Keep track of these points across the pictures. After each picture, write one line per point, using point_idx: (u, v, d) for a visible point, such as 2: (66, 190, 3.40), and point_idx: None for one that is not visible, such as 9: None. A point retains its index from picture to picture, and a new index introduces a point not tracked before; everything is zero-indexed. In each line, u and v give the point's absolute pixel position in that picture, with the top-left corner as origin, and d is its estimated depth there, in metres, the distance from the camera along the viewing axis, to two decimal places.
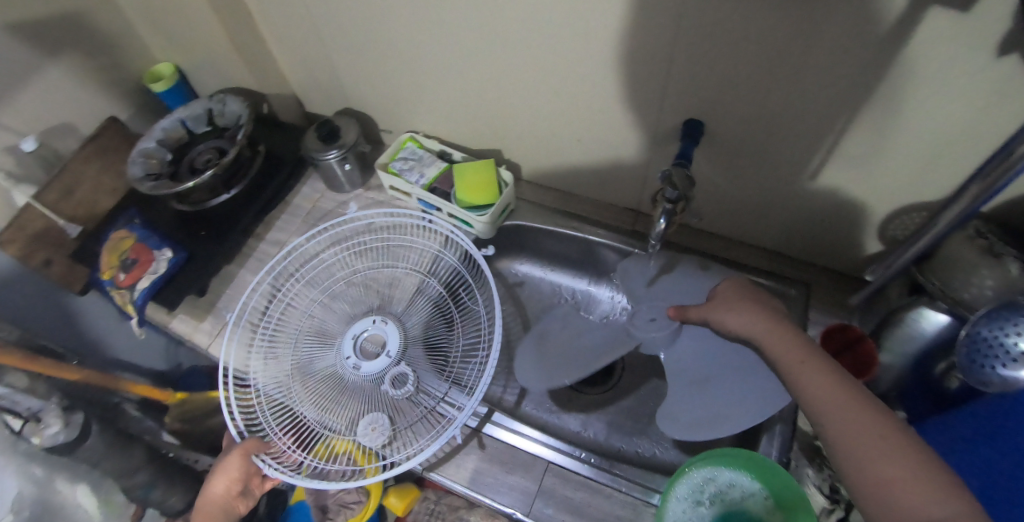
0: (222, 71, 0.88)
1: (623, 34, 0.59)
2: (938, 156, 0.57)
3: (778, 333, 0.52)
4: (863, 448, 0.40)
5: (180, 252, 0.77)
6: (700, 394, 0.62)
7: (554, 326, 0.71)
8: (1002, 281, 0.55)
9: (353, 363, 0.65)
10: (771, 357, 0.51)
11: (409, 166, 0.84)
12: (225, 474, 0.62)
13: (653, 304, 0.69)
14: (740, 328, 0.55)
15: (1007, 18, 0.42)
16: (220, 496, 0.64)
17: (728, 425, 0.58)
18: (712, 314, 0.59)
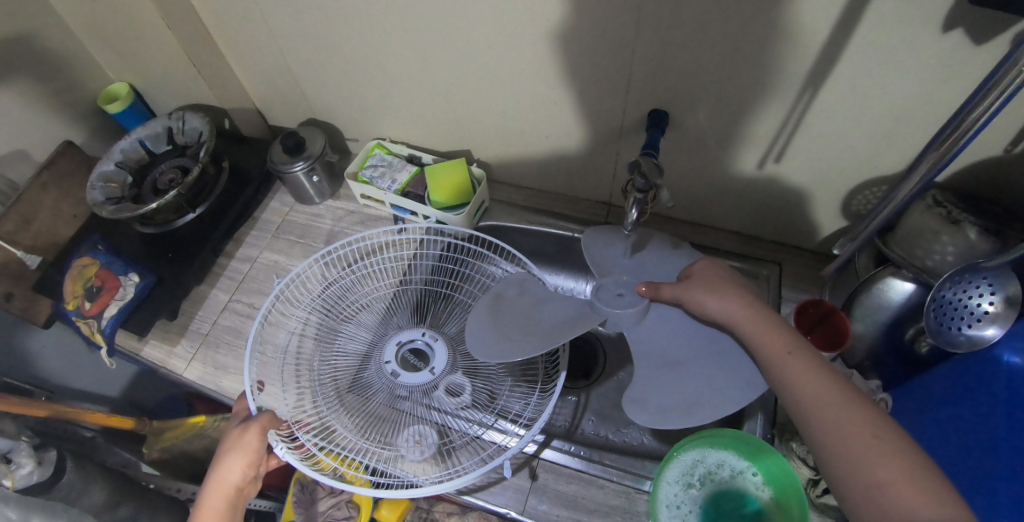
0: (181, 86, 0.89)
1: (570, 26, 0.60)
2: (897, 127, 0.59)
3: (759, 319, 0.51)
4: (856, 450, 0.41)
5: (147, 276, 0.75)
6: (672, 376, 0.52)
7: (508, 294, 0.62)
8: (963, 247, 0.57)
9: (393, 369, 0.62)
10: (753, 345, 0.50)
11: (380, 173, 0.82)
12: (244, 453, 0.52)
13: (620, 279, 0.60)
14: (721, 309, 0.52)
15: None
16: (231, 486, 0.52)
17: (706, 412, 0.47)
18: (691, 291, 0.54)
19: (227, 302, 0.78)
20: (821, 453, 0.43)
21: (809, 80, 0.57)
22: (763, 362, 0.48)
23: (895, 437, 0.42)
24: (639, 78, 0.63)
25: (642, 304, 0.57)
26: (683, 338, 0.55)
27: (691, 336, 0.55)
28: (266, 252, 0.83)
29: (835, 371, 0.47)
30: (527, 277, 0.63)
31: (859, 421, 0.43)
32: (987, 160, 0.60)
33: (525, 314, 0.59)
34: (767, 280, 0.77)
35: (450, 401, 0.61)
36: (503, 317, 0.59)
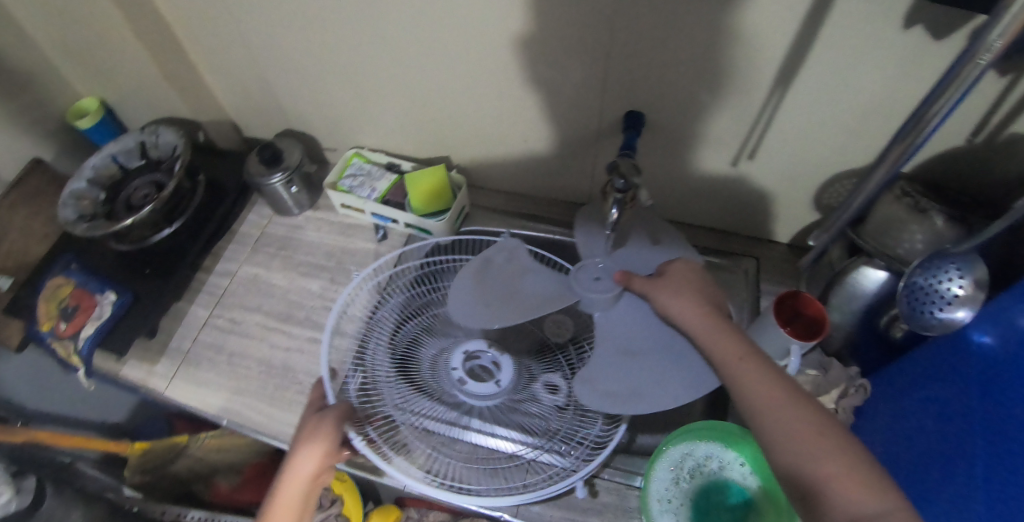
0: (153, 101, 0.87)
1: (546, 28, 0.60)
2: (863, 122, 0.61)
3: (713, 327, 0.51)
4: (802, 448, 0.41)
5: (124, 294, 0.74)
6: (625, 365, 0.56)
7: (497, 260, 0.65)
8: (932, 235, 0.60)
9: (460, 377, 0.64)
10: (709, 347, 0.50)
11: (359, 183, 0.80)
12: (320, 440, 0.54)
13: (598, 264, 0.63)
14: (680, 315, 0.54)
15: None
16: (306, 477, 0.53)
17: (642, 403, 0.53)
18: (661, 292, 0.56)
19: (208, 317, 0.76)
20: (769, 448, 0.42)
21: (779, 79, 0.59)
22: (716, 365, 0.49)
23: (838, 433, 0.41)
24: (614, 81, 0.64)
25: (614, 291, 0.59)
26: (644, 329, 0.59)
27: (649, 328, 0.58)
28: (246, 266, 0.80)
29: (787, 376, 0.46)
30: (518, 245, 0.66)
31: (802, 419, 0.42)
32: (953, 149, 0.63)
33: (510, 282, 0.63)
34: (745, 274, 0.79)
35: (543, 396, 0.64)
36: (490, 286, 0.63)
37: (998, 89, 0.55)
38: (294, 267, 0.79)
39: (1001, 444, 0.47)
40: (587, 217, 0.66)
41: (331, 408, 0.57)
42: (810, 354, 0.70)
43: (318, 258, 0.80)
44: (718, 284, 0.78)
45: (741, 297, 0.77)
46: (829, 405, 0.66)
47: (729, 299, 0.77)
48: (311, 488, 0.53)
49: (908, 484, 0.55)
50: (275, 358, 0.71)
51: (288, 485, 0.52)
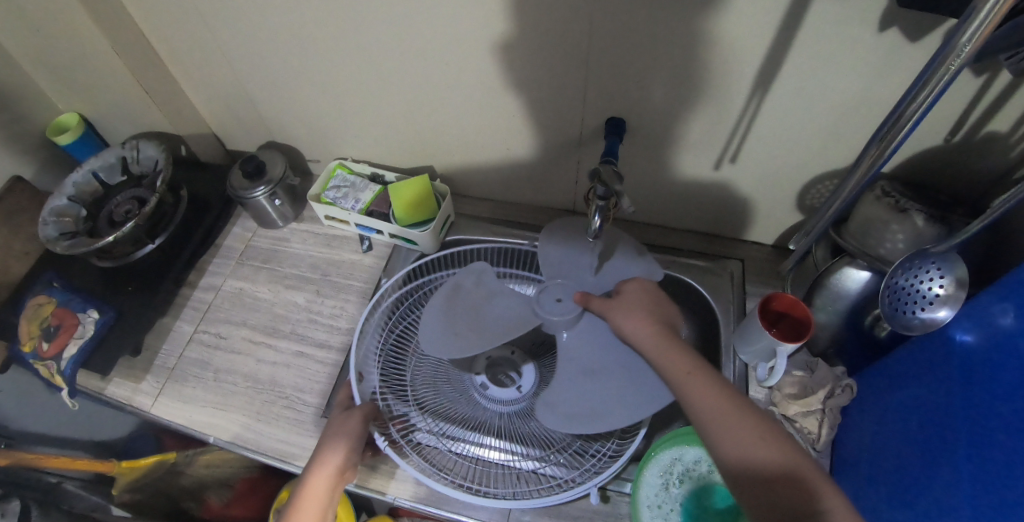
0: (134, 115, 0.87)
1: (525, 37, 0.60)
2: (842, 124, 0.62)
3: (663, 343, 0.53)
4: (756, 456, 0.43)
5: (107, 312, 0.73)
6: (588, 385, 0.57)
7: (465, 285, 0.65)
8: (911, 234, 0.60)
9: (483, 382, 0.68)
10: (659, 363, 0.51)
11: (343, 194, 0.79)
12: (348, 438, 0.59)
13: (558, 284, 0.63)
14: (633, 331, 0.55)
15: None
16: (332, 473, 0.56)
17: (599, 423, 0.53)
18: (617, 311, 0.57)
19: (193, 333, 0.75)
20: (723, 458, 0.44)
21: (758, 82, 0.59)
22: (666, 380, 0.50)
23: (784, 440, 0.44)
24: (595, 88, 0.64)
25: (575, 312, 0.59)
26: (604, 348, 0.59)
27: (609, 346, 0.59)
28: (230, 280, 0.80)
29: (733, 387, 0.48)
30: (485, 268, 0.66)
31: (750, 429, 0.44)
32: (932, 148, 0.63)
33: (476, 308, 0.64)
34: (731, 276, 0.78)
35: None
36: (457, 313, 0.63)
37: (973, 89, 0.55)
38: (279, 280, 0.79)
39: (982, 442, 0.46)
40: (569, 228, 0.67)
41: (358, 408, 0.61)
42: (797, 354, 0.72)
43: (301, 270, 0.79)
44: (703, 287, 0.78)
45: (727, 299, 0.77)
46: (816, 405, 0.66)
47: (714, 302, 0.76)
48: (337, 485, 0.56)
49: (896, 484, 0.55)
50: (262, 373, 0.71)
51: (317, 481, 0.55)
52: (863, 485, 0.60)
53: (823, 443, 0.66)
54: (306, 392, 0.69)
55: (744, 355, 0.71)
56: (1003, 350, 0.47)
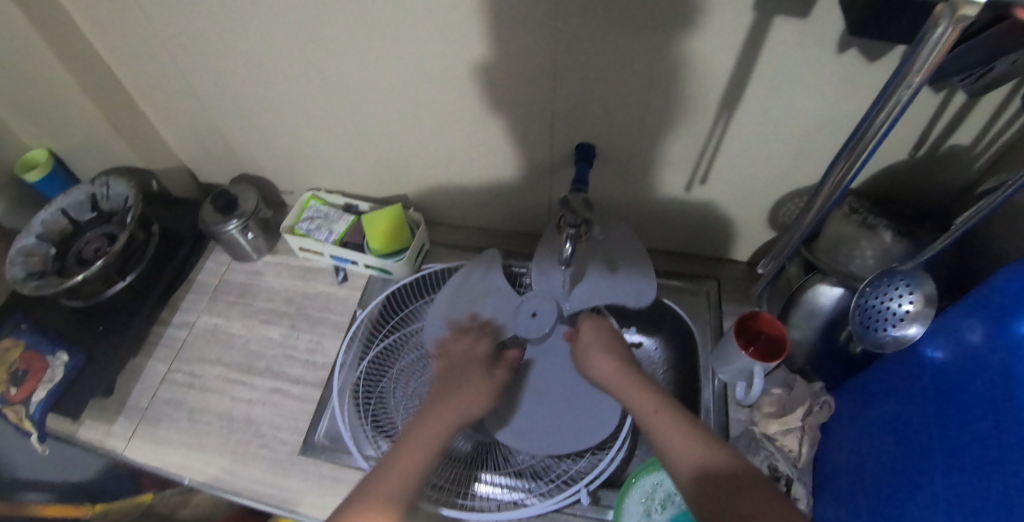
0: (102, 152, 0.85)
1: (493, 66, 0.61)
2: (807, 143, 0.63)
3: (632, 385, 0.58)
4: (721, 486, 0.45)
5: (76, 355, 0.71)
6: (538, 406, 0.65)
7: (472, 278, 0.71)
8: (881, 250, 0.61)
9: None
10: (630, 403, 0.56)
11: (316, 225, 0.78)
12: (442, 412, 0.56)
13: (540, 298, 0.67)
14: (605, 375, 0.61)
15: (839, 20, 0.48)
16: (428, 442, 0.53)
17: (535, 437, 0.63)
18: (587, 351, 0.63)
19: (166, 372, 0.74)
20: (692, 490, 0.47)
21: (723, 105, 0.60)
22: (640, 423, 0.54)
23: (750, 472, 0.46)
24: (563, 114, 0.65)
25: (541, 333, 0.65)
26: (557, 376, 0.66)
27: (564, 376, 0.66)
28: (204, 316, 0.79)
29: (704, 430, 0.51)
30: (494, 263, 0.71)
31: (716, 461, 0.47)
32: (898, 163, 0.64)
33: (473, 304, 0.69)
34: (707, 297, 0.80)
35: None
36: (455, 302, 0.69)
37: (931, 107, 0.56)
38: (255, 316, 0.78)
39: (959, 462, 0.46)
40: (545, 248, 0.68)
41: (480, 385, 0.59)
42: (775, 372, 0.72)
43: (275, 306, 0.78)
44: (680, 306, 0.79)
45: (703, 318, 0.77)
46: (794, 423, 0.65)
47: (692, 322, 0.77)
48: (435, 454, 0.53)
49: (876, 503, 0.54)
50: (237, 411, 0.70)
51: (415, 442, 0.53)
52: (844, 503, 0.59)
53: (804, 461, 0.65)
54: (282, 429, 0.68)
55: (722, 375, 0.70)
56: (970, 366, 0.47)
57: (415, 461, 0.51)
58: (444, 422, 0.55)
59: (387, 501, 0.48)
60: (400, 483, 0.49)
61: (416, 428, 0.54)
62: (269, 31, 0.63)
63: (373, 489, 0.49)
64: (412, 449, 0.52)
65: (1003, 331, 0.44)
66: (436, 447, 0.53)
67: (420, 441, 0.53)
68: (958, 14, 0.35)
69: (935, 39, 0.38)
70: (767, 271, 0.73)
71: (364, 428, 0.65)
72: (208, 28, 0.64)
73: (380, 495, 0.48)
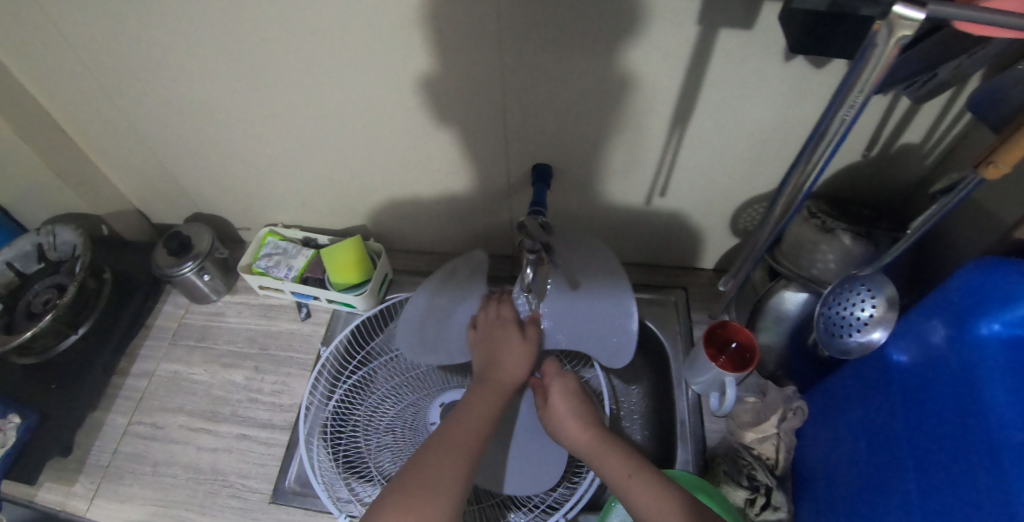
0: (44, 199, 0.81)
1: (443, 91, 0.60)
2: (762, 152, 0.63)
3: (602, 449, 0.57)
4: None
5: (29, 416, 0.66)
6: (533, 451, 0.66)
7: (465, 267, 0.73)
8: (841, 254, 0.61)
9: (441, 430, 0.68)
10: (602, 469, 0.55)
11: (275, 262, 0.77)
12: (472, 416, 0.57)
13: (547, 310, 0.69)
14: (572, 440, 0.59)
15: (781, 30, 0.48)
16: (462, 436, 0.55)
17: (531, 481, 0.64)
18: (554, 415, 0.61)
19: (128, 425, 0.72)
20: None
21: (675, 119, 0.60)
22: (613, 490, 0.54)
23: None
24: (516, 137, 0.64)
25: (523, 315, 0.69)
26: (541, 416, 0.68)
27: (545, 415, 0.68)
28: (164, 364, 0.77)
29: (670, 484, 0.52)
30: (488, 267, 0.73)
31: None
32: (852, 165, 0.64)
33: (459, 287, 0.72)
34: (676, 307, 0.80)
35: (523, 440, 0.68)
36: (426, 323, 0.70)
37: (880, 110, 0.56)
38: (219, 361, 0.76)
39: (929, 468, 0.45)
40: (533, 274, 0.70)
41: (490, 388, 0.61)
42: (748, 379, 0.72)
43: (238, 349, 0.77)
44: (651, 320, 0.79)
45: (673, 329, 0.78)
46: (770, 430, 0.65)
47: (662, 335, 0.77)
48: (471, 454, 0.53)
49: (851, 511, 0.53)
50: (203, 461, 0.68)
51: (449, 441, 0.54)
52: (821, 507, 0.59)
53: (781, 469, 0.65)
54: (251, 477, 0.66)
55: (695, 386, 0.70)
56: (935, 369, 0.47)
57: (477, 420, 0.56)
58: (497, 387, 0.61)
59: (458, 451, 0.53)
60: (468, 436, 0.55)
61: (473, 395, 0.60)
62: (211, 65, 0.61)
63: (444, 444, 0.53)
64: (473, 411, 0.57)
65: (969, 334, 0.44)
66: (494, 407, 0.59)
67: (478, 405, 0.58)
68: (895, 35, 0.31)
69: (875, 58, 0.33)
70: (726, 288, 0.68)
71: (332, 470, 0.63)
72: (146, 65, 0.62)
73: (451, 447, 0.53)
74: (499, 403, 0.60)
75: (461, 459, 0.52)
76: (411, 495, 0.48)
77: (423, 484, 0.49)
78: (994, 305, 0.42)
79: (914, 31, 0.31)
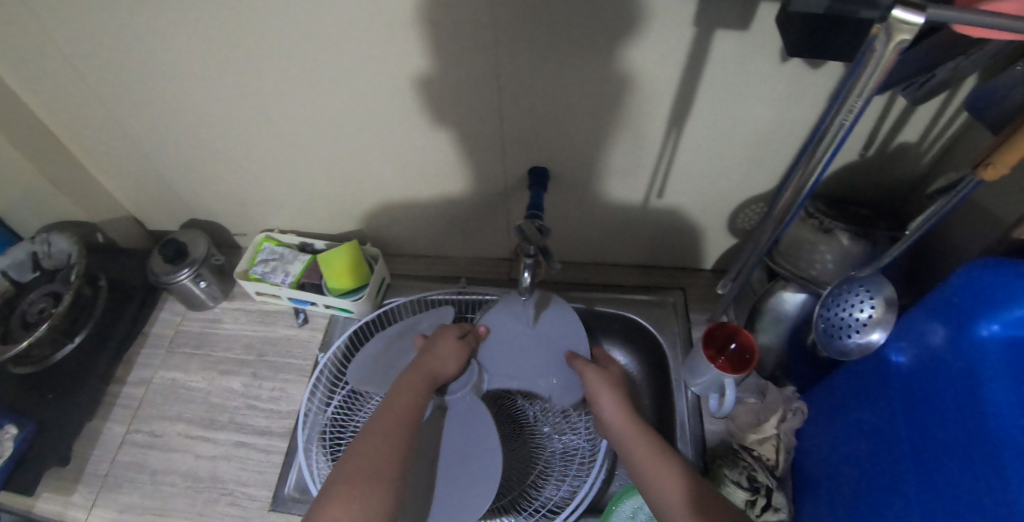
0: (38, 208, 0.81)
1: (438, 95, 0.59)
2: (759, 152, 0.63)
3: (632, 425, 0.57)
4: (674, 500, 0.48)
5: (26, 425, 0.66)
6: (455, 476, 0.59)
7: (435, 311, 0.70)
8: (839, 254, 0.61)
9: None
10: (625, 443, 0.55)
11: (271, 268, 0.77)
12: (397, 404, 0.54)
13: (532, 339, 0.69)
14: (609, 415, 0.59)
15: (777, 31, 0.48)
16: (391, 421, 0.52)
17: (450, 520, 0.56)
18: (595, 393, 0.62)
19: (125, 433, 0.71)
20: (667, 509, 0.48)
21: (672, 121, 0.59)
22: (629, 458, 0.54)
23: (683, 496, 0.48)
24: (512, 141, 0.64)
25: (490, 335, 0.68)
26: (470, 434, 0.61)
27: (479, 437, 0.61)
28: (162, 371, 0.77)
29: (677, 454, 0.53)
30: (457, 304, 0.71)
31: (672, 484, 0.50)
32: (848, 165, 0.64)
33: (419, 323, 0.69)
34: (674, 308, 0.80)
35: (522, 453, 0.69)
36: (394, 343, 0.68)
37: (877, 110, 0.56)
38: (216, 367, 0.76)
39: (929, 469, 0.45)
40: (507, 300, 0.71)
41: (409, 384, 0.57)
42: (748, 379, 0.73)
43: (235, 355, 0.77)
44: (649, 321, 0.79)
45: (672, 330, 0.78)
46: (770, 431, 0.66)
47: (661, 336, 0.77)
48: (401, 436, 0.51)
49: (853, 513, 0.53)
50: (201, 469, 0.67)
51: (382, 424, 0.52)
52: (822, 506, 0.59)
53: (781, 469, 0.65)
54: (250, 485, 0.66)
55: (695, 388, 0.70)
56: (934, 372, 0.47)
57: (405, 405, 0.54)
58: (424, 378, 0.59)
59: (391, 437, 0.51)
60: (401, 422, 0.52)
61: (400, 382, 0.58)
62: (203, 69, 0.60)
63: (375, 431, 0.51)
64: (402, 396, 0.55)
65: (968, 336, 0.44)
66: (423, 393, 0.57)
67: (407, 390, 0.56)
68: (894, 39, 0.31)
69: (873, 63, 0.33)
70: (725, 291, 0.68)
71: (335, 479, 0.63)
72: (138, 71, 0.61)
73: (384, 432, 0.51)
74: (430, 389, 0.58)
75: (395, 444, 0.50)
76: (349, 486, 0.46)
77: (360, 473, 0.47)
78: (993, 307, 0.42)
79: (912, 36, 0.31)
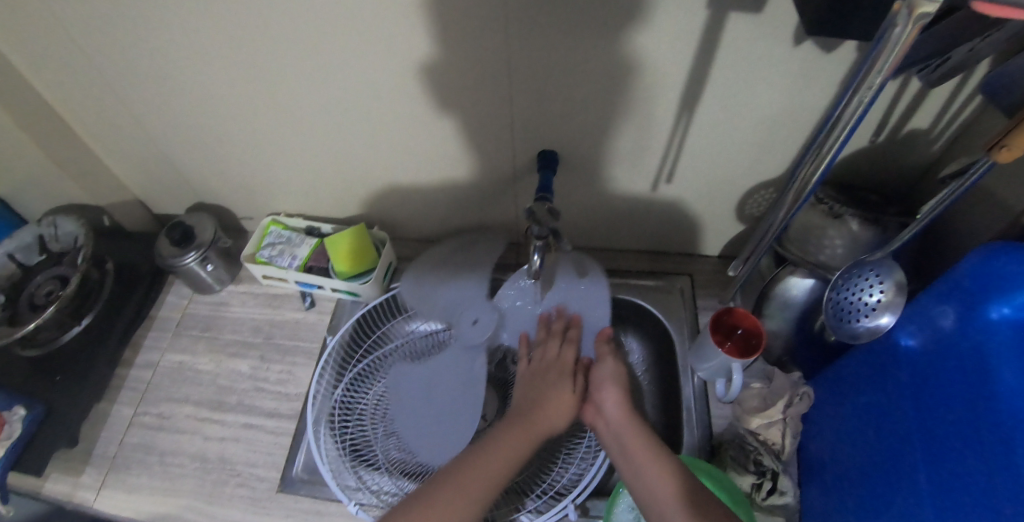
0: (45, 191, 0.80)
1: (448, 77, 0.59)
2: (769, 137, 0.62)
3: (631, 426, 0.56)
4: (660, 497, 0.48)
5: (34, 407, 0.67)
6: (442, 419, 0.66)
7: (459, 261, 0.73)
8: (848, 239, 0.61)
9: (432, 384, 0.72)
10: (625, 437, 0.55)
11: (278, 251, 0.77)
12: (487, 453, 0.53)
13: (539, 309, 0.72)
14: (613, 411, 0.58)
15: (792, 12, 0.48)
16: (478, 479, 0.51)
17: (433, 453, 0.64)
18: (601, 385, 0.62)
19: (133, 415, 0.72)
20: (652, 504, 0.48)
21: (682, 105, 0.59)
22: (626, 453, 0.54)
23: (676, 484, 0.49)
24: (521, 125, 0.64)
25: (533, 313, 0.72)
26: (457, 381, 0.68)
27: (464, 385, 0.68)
28: (169, 354, 0.77)
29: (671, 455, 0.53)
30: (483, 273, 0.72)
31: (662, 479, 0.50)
32: (858, 150, 0.64)
33: (447, 273, 0.72)
34: (681, 294, 0.80)
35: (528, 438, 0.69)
36: (417, 292, 0.72)
37: (890, 95, 0.56)
38: (223, 350, 0.76)
39: (940, 452, 0.45)
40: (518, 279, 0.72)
41: (517, 431, 0.56)
42: (755, 365, 0.72)
43: (242, 338, 0.77)
44: (656, 308, 0.79)
45: (679, 316, 0.78)
46: (777, 416, 0.65)
47: (668, 322, 0.77)
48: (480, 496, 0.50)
49: (862, 496, 0.53)
50: (209, 451, 0.68)
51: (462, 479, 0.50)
52: (829, 490, 0.59)
53: (787, 453, 0.65)
54: (258, 466, 0.66)
55: (702, 373, 0.70)
56: (945, 356, 0.47)
57: (501, 460, 0.53)
58: (530, 427, 0.57)
59: (466, 496, 0.49)
60: (484, 484, 0.51)
61: (503, 432, 0.56)
62: (210, 51, 0.59)
63: (454, 480, 0.50)
64: (501, 451, 0.54)
65: (978, 318, 0.43)
66: (521, 450, 0.55)
67: (505, 444, 0.55)
68: (916, 13, 0.30)
69: (892, 42, 0.33)
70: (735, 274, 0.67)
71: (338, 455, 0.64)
72: (144, 52, 0.61)
73: (463, 487, 0.50)
74: (530, 445, 0.56)
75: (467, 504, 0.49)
76: None
77: None
78: (1003, 290, 0.42)
79: (935, 11, 0.30)
